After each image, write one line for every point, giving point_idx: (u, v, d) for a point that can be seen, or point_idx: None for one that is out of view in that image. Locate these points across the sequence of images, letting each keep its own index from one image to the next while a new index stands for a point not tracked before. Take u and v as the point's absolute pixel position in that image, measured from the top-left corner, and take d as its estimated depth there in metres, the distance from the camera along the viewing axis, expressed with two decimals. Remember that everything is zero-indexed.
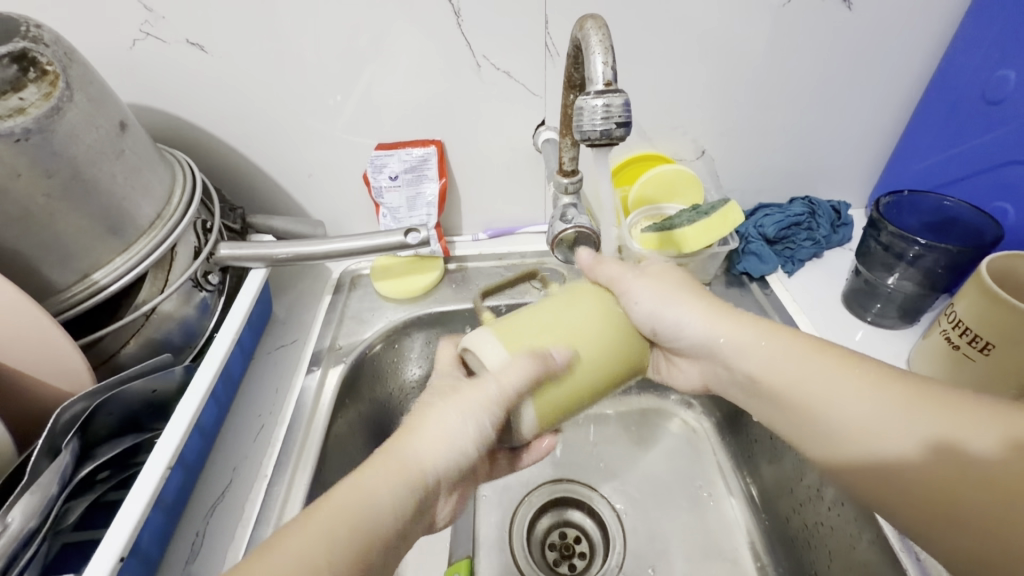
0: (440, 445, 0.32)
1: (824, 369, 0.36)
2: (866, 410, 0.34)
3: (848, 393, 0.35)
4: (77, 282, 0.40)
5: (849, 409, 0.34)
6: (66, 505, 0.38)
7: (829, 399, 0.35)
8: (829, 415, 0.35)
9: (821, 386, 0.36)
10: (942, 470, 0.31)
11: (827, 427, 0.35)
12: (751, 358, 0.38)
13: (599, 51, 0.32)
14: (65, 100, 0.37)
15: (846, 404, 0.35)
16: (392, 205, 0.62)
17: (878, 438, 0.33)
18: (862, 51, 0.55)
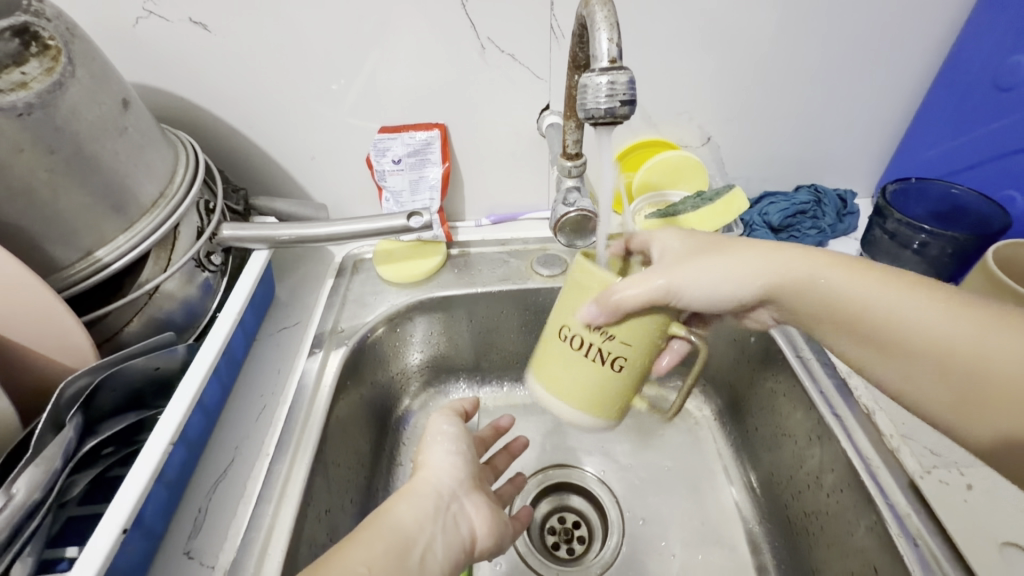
0: (440, 472, 0.37)
1: (870, 285, 0.36)
2: (926, 308, 0.34)
3: (889, 306, 0.35)
4: (80, 259, 0.40)
5: (855, 280, 0.36)
6: (70, 479, 0.38)
7: (862, 311, 0.36)
8: (872, 314, 0.36)
9: (863, 295, 0.36)
10: (965, 368, 0.33)
11: (840, 284, 0.36)
12: (795, 300, 0.38)
13: (604, 27, 0.32)
14: (68, 76, 0.37)
15: (910, 313, 0.35)
16: (395, 188, 0.62)
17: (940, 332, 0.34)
18: (871, 35, 0.54)
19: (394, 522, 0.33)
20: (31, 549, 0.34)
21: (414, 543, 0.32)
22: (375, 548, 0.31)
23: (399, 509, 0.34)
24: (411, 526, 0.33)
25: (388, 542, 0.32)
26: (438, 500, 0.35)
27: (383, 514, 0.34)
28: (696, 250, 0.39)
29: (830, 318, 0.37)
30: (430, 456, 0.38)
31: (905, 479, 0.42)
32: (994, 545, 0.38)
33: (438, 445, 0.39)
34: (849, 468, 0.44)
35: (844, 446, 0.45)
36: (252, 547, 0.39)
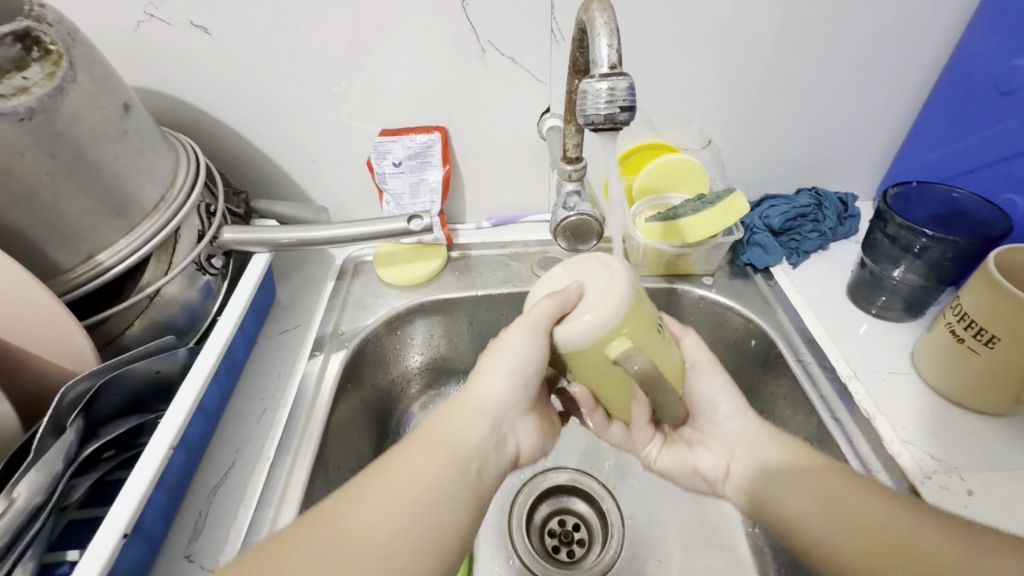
0: (496, 394, 0.38)
1: (841, 474, 0.37)
2: (891, 508, 0.34)
3: (845, 485, 0.36)
4: (81, 263, 0.40)
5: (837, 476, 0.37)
6: (72, 482, 0.38)
7: (827, 491, 0.37)
8: (835, 489, 0.36)
9: (829, 477, 0.37)
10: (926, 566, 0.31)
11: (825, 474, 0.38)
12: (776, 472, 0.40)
13: (604, 33, 0.32)
14: (69, 80, 0.37)
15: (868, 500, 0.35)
16: (395, 191, 0.62)
17: (886, 520, 0.34)
18: (873, 38, 0.54)
19: (448, 435, 0.36)
20: (32, 554, 0.34)
21: (470, 458, 0.35)
22: (430, 462, 0.34)
23: (456, 426, 0.36)
24: (464, 452, 0.35)
25: (446, 455, 0.34)
26: (491, 424, 0.37)
27: (440, 427, 0.36)
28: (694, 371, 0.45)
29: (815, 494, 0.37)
30: (490, 378, 0.38)
31: (906, 485, 0.42)
32: None
33: (505, 357, 0.37)
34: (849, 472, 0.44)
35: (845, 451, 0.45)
36: None
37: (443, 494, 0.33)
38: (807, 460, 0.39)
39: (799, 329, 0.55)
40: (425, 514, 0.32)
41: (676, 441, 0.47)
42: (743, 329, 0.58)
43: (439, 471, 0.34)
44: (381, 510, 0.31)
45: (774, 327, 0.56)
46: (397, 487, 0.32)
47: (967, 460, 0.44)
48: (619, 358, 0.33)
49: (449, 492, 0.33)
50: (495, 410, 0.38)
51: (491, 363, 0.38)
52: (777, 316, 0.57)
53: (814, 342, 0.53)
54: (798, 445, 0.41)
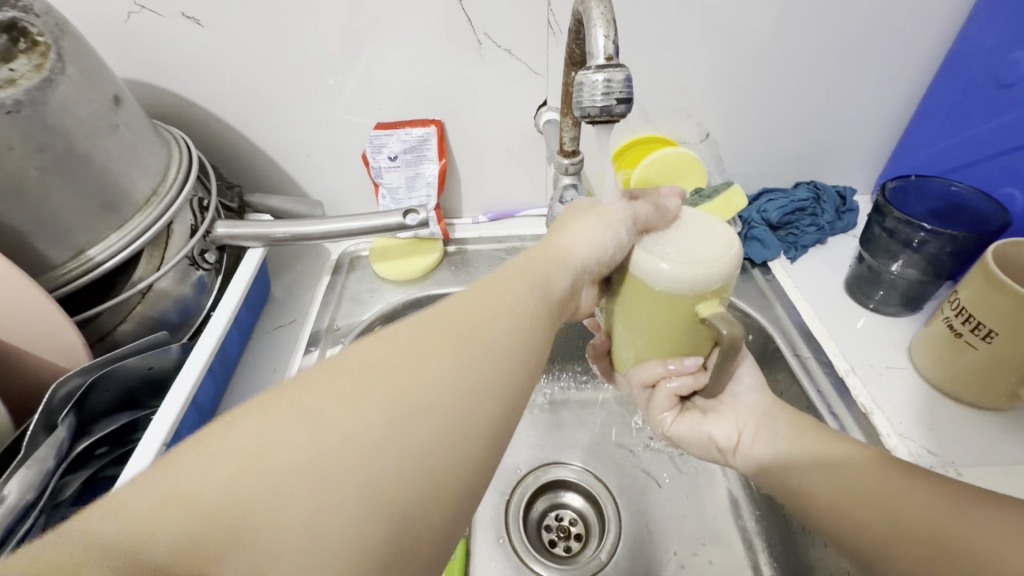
0: (584, 251, 0.34)
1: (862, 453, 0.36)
2: (900, 482, 0.34)
3: (864, 465, 0.35)
4: (72, 258, 0.40)
5: (829, 446, 0.37)
6: (64, 479, 0.38)
7: (846, 471, 0.35)
8: (849, 471, 0.35)
9: (845, 453, 0.36)
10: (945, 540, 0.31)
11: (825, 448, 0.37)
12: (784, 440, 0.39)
13: (601, 24, 0.31)
14: (57, 72, 0.36)
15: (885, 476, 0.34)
16: (391, 185, 0.61)
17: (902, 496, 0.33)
18: (873, 30, 0.53)
19: (534, 277, 0.32)
20: None
21: (544, 306, 0.31)
22: (515, 290, 0.31)
23: (548, 268, 0.33)
24: (535, 311, 0.31)
25: (529, 288, 0.31)
26: (572, 286, 0.34)
27: (531, 269, 0.33)
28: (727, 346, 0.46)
29: (824, 471, 0.36)
30: (587, 235, 0.35)
31: None
32: None
33: (600, 223, 0.35)
34: None
35: None
36: None
37: (507, 340, 0.29)
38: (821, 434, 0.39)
39: (796, 323, 0.55)
40: (466, 398, 0.26)
41: (690, 409, 0.45)
42: (740, 324, 0.58)
43: (493, 341, 0.28)
44: (414, 374, 0.25)
45: (772, 321, 0.55)
46: (459, 318, 0.28)
47: (963, 455, 0.44)
48: (709, 317, 0.32)
49: (521, 319, 0.30)
50: (580, 266, 0.34)
51: (592, 222, 0.35)
52: (775, 311, 0.56)
53: (812, 336, 0.53)
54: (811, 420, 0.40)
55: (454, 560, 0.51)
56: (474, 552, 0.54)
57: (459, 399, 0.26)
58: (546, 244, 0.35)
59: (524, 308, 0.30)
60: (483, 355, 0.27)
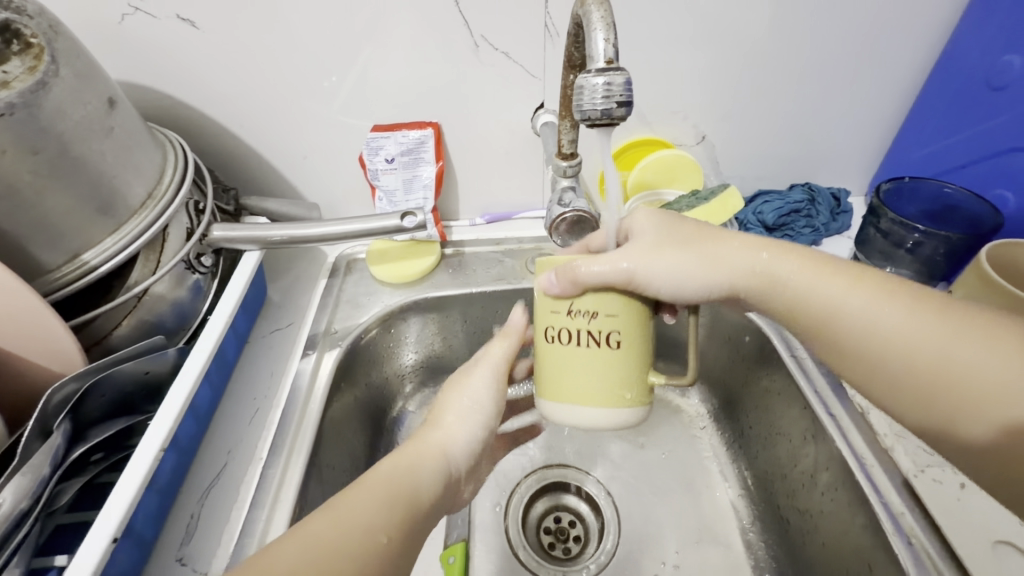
0: (459, 434, 0.37)
1: (853, 290, 0.35)
2: (927, 329, 0.33)
3: (892, 314, 0.34)
4: (67, 262, 0.40)
5: (827, 285, 0.36)
6: (59, 486, 0.37)
7: (869, 320, 0.34)
8: (863, 328, 0.34)
9: (826, 295, 0.35)
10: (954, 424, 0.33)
11: (834, 297, 0.35)
12: (778, 295, 0.37)
13: (600, 27, 0.31)
14: (51, 75, 0.36)
15: (883, 318, 0.34)
16: (388, 188, 0.61)
17: (899, 336, 0.33)
18: (866, 34, 0.54)
19: (402, 476, 0.32)
20: (20, 559, 0.33)
21: (420, 496, 0.32)
22: (387, 496, 0.30)
23: (413, 464, 0.34)
24: (414, 487, 0.32)
25: (397, 487, 0.31)
26: (444, 469, 0.35)
27: (396, 469, 0.33)
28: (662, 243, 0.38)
29: (839, 324, 0.35)
30: (457, 425, 0.38)
31: (899, 478, 0.42)
32: (986, 542, 0.38)
33: (462, 404, 0.39)
34: (843, 466, 0.44)
35: (837, 443, 0.45)
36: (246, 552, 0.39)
37: (393, 527, 0.29)
38: (806, 282, 0.36)
39: None
40: (381, 547, 0.28)
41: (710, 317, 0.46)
42: (737, 325, 0.58)
43: (392, 502, 0.30)
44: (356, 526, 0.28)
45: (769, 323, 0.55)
46: (347, 517, 0.28)
47: None
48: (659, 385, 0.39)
49: (400, 516, 0.30)
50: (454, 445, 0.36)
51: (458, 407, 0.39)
52: None
53: None
54: (792, 255, 0.37)
55: (450, 564, 0.51)
56: (473, 555, 0.54)
57: (375, 539, 0.28)
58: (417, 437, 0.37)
59: (419, 476, 0.33)
60: (390, 500, 0.30)
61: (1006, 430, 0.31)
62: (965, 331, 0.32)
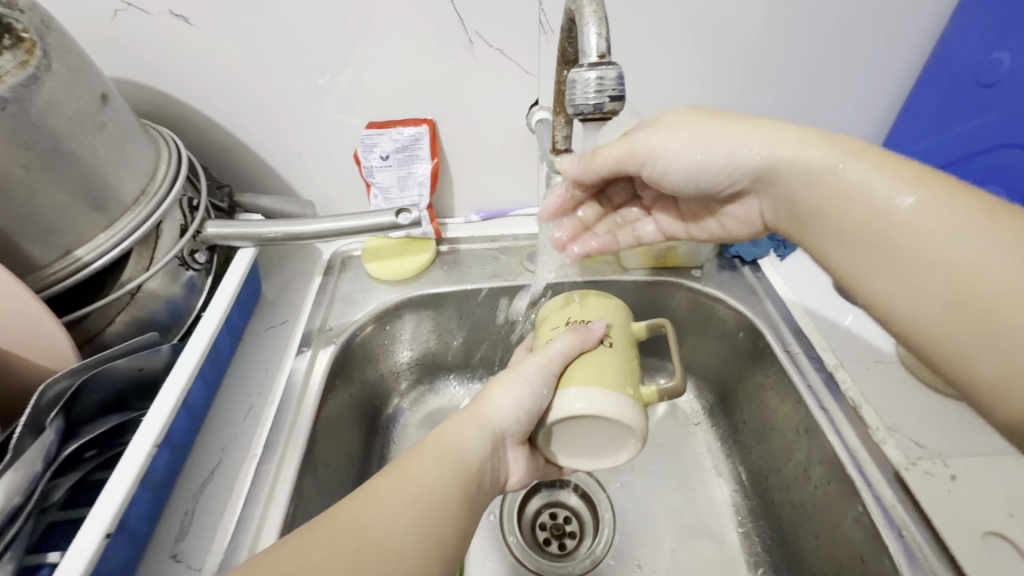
0: (505, 411, 0.38)
1: (928, 195, 0.32)
2: (937, 216, 0.32)
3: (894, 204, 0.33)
4: (59, 258, 0.39)
5: (856, 165, 0.35)
6: (52, 482, 0.37)
7: (868, 198, 0.34)
8: (868, 208, 0.34)
9: (886, 195, 0.33)
10: (967, 367, 0.30)
11: (837, 173, 0.35)
12: (792, 179, 0.37)
13: (593, 22, 0.31)
14: (43, 69, 0.36)
15: (947, 223, 0.31)
16: (383, 184, 0.62)
17: (944, 249, 0.31)
18: (858, 32, 0.54)
19: (452, 450, 0.35)
20: (13, 556, 0.33)
21: (470, 470, 0.35)
22: (441, 469, 0.34)
23: (463, 438, 0.36)
24: (464, 463, 0.35)
25: (451, 461, 0.35)
26: (493, 443, 0.37)
27: (448, 441, 0.36)
28: (684, 118, 0.41)
29: (847, 202, 0.35)
30: (503, 397, 0.38)
31: (890, 470, 0.43)
32: (976, 534, 0.39)
33: (513, 385, 0.38)
34: (835, 459, 0.45)
35: (829, 437, 0.45)
36: (240, 548, 0.39)
37: (445, 499, 0.32)
38: (820, 155, 0.36)
39: (786, 319, 0.55)
40: (434, 517, 0.31)
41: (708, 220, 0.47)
42: (731, 321, 0.58)
43: (442, 474, 0.33)
44: (405, 500, 0.31)
45: (763, 318, 0.56)
46: (399, 491, 0.31)
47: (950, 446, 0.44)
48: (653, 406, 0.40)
49: (458, 490, 0.33)
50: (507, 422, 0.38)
51: (505, 378, 0.39)
52: (765, 306, 0.57)
53: (801, 333, 0.54)
54: (821, 137, 0.37)
55: None
56: (467, 551, 0.54)
57: (431, 508, 0.31)
58: (467, 407, 0.39)
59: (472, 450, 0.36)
60: (443, 471, 0.34)
61: (1009, 375, 0.28)
62: (973, 216, 0.31)
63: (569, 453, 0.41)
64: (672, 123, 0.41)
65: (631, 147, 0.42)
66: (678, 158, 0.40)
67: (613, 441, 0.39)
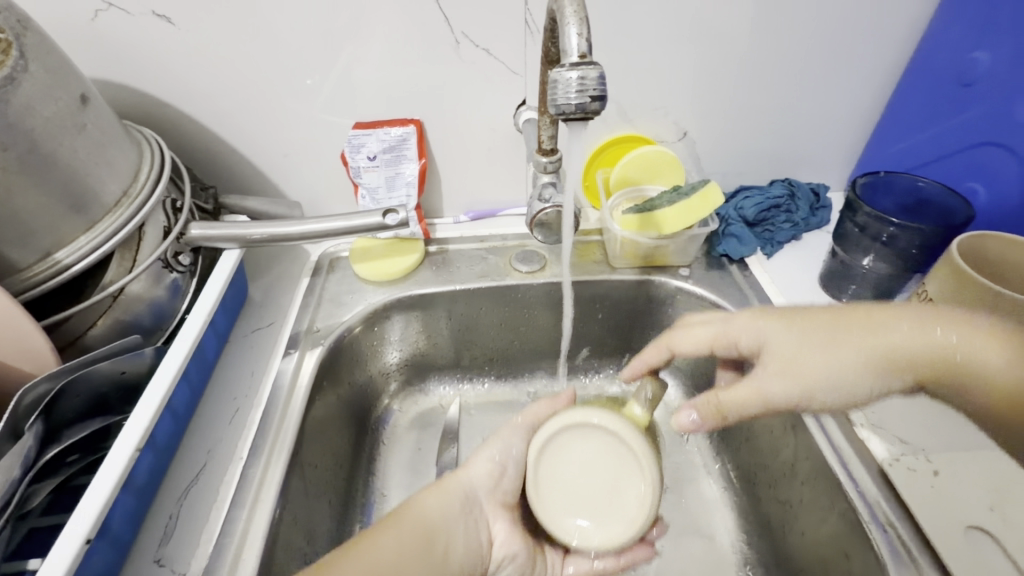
0: (475, 474, 0.42)
1: (914, 325, 0.35)
2: (913, 331, 0.35)
3: (904, 332, 0.35)
4: (38, 261, 0.39)
5: (825, 343, 0.37)
6: (31, 487, 0.37)
7: (880, 337, 0.36)
8: (906, 347, 0.35)
9: (843, 359, 0.36)
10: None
11: (800, 360, 0.37)
12: (786, 343, 0.38)
13: (574, 22, 0.32)
14: (20, 70, 0.35)
15: (900, 335, 0.35)
16: (371, 185, 0.61)
17: (901, 341, 0.35)
18: (842, 32, 0.55)
19: (420, 520, 0.38)
20: None
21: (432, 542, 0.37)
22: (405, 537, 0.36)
23: (427, 505, 0.39)
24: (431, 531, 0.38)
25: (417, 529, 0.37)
26: (465, 500, 0.41)
27: (425, 510, 0.39)
28: (802, 312, 0.39)
29: (789, 368, 0.37)
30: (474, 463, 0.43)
31: (875, 467, 0.43)
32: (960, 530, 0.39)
33: (484, 451, 0.44)
34: (822, 457, 0.45)
35: (814, 434, 0.46)
36: (225, 553, 0.38)
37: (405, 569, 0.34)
38: (825, 322, 0.38)
39: None
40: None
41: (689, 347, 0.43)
42: None
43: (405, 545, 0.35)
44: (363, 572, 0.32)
45: None
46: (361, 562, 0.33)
47: (935, 441, 0.44)
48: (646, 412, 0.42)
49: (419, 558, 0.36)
50: (478, 481, 0.42)
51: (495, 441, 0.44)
52: (751, 306, 0.57)
53: None
54: (776, 318, 0.40)
55: None
56: None
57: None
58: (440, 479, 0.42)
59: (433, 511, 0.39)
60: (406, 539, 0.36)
61: None
62: (941, 321, 0.34)
63: (567, 511, 0.41)
64: (793, 359, 0.37)
65: (722, 329, 0.42)
66: (776, 382, 0.37)
67: (616, 473, 0.40)
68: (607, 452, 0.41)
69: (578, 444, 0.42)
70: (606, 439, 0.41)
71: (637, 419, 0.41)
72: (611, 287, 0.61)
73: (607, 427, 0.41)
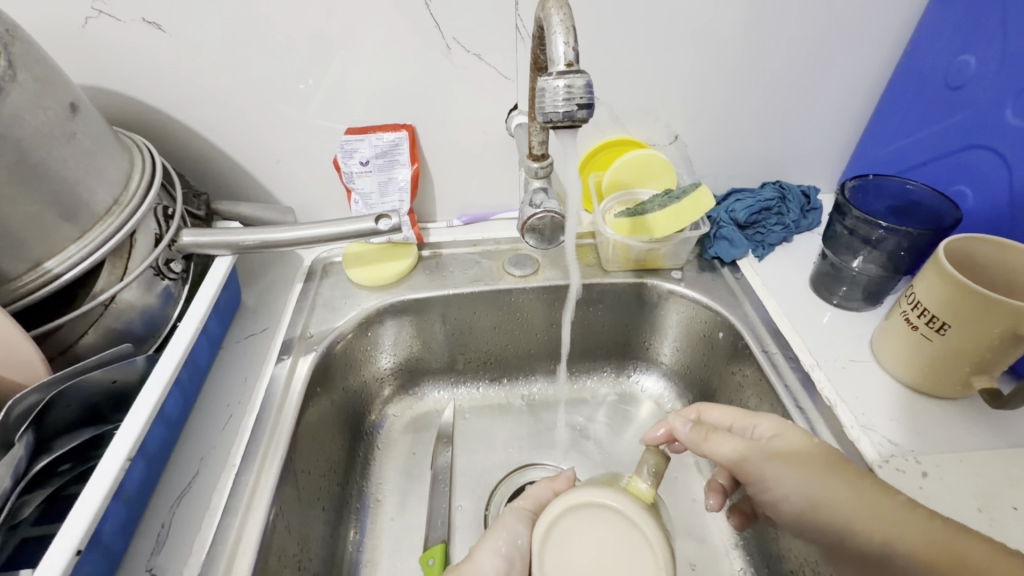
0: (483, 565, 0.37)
1: (894, 516, 0.33)
2: (907, 525, 0.32)
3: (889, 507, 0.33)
4: (29, 271, 0.39)
5: (817, 481, 0.35)
6: (22, 498, 0.36)
7: (870, 515, 0.33)
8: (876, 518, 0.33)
9: (836, 497, 0.34)
10: None
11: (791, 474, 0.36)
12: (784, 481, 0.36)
13: (561, 31, 0.32)
14: (8, 80, 0.35)
15: (887, 526, 0.33)
16: (364, 190, 0.60)
17: (891, 528, 0.33)
18: (831, 36, 0.55)
19: None
20: None
21: None
22: None
23: None
24: None
25: None
26: None
27: None
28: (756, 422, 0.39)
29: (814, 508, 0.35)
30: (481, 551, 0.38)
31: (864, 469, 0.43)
32: None
33: (491, 539, 0.39)
34: None
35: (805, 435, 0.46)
36: (217, 562, 0.39)
37: None
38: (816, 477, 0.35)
39: (764, 320, 0.56)
40: None
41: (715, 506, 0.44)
42: (710, 322, 0.59)
43: None
44: None
45: (742, 320, 0.56)
46: None
47: (923, 441, 0.45)
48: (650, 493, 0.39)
49: None
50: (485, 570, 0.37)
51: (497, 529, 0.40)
52: (743, 308, 0.58)
53: (778, 332, 0.55)
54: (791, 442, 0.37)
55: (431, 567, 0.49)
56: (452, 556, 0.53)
57: None
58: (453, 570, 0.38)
59: None
60: None
61: None
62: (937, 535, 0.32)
63: None
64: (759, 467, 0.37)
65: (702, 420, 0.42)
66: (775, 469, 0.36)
67: (628, 560, 0.36)
68: (616, 536, 0.37)
69: (580, 526, 0.38)
70: (616, 521, 0.38)
71: (641, 494, 0.39)
72: (604, 290, 0.62)
73: (615, 505, 0.38)
